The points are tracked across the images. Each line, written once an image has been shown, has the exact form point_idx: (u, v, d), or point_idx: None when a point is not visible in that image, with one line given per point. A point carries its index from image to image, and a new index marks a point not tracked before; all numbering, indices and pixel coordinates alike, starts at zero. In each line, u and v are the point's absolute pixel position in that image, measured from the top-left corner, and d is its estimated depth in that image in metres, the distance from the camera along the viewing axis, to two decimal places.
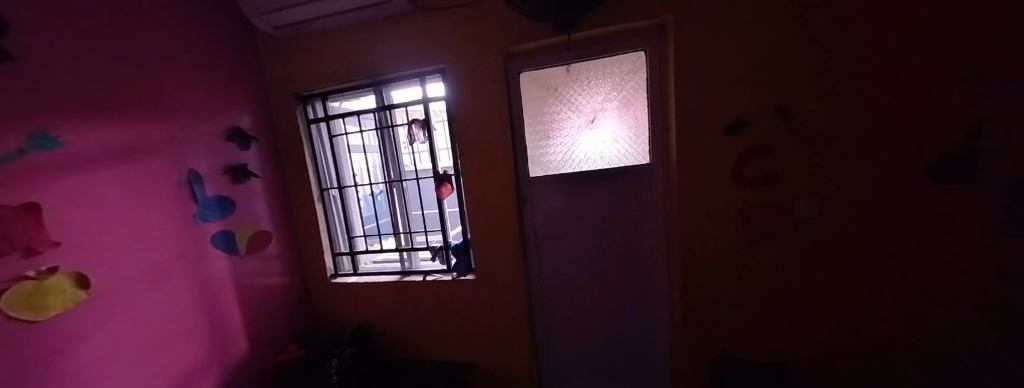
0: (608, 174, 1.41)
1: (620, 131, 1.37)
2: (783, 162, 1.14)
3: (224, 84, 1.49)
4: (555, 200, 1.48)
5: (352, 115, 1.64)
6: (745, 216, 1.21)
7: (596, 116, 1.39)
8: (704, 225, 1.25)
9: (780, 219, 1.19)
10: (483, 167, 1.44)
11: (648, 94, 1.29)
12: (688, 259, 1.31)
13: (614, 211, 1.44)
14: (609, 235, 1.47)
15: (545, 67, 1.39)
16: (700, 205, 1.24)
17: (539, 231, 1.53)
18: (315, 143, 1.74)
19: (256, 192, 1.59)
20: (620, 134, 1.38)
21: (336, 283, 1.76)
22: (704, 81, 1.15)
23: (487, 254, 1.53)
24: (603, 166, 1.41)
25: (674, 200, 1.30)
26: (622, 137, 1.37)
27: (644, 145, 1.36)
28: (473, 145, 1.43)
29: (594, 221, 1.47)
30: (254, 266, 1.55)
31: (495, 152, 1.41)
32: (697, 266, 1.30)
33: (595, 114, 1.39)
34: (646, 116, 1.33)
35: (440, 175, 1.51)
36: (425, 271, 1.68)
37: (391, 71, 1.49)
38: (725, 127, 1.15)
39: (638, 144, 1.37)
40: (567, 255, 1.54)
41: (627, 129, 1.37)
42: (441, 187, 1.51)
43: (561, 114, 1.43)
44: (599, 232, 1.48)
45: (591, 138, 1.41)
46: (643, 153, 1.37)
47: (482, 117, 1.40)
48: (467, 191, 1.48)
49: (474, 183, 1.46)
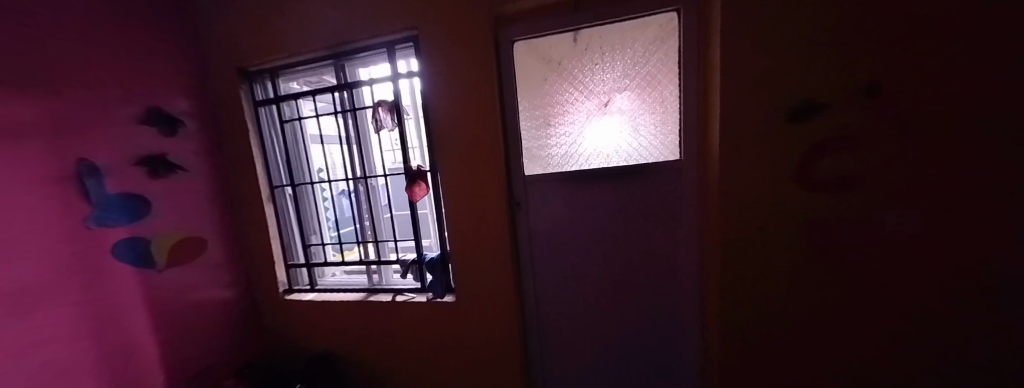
0: (625, 172, 1.10)
1: (639, 119, 1.07)
2: (876, 161, 0.82)
3: (142, 55, 1.19)
4: (557, 205, 1.17)
5: (306, 96, 1.32)
6: (813, 232, 0.90)
7: (609, 99, 1.08)
8: (754, 241, 0.95)
9: (868, 240, 0.86)
10: (466, 162, 1.14)
11: (682, 69, 0.98)
12: (730, 286, 1.00)
13: (632, 221, 1.14)
14: (623, 249, 1.18)
15: (545, 34, 1.07)
16: (750, 214, 0.93)
17: (536, 243, 1.23)
18: (265, 129, 1.42)
19: (188, 188, 1.27)
20: (640, 123, 1.07)
21: (289, 301, 1.44)
22: (766, 49, 0.83)
23: (471, 270, 1.22)
24: (617, 163, 1.10)
25: (712, 209, 1.00)
26: (643, 126, 1.07)
27: (673, 137, 1.05)
28: (454, 134, 1.13)
29: (606, 232, 1.17)
30: (182, 281, 1.24)
31: (482, 142, 1.11)
32: (743, 296, 0.99)
33: (609, 96, 1.08)
34: (677, 97, 1.02)
35: (411, 171, 1.20)
36: (395, 289, 1.36)
37: (352, 39, 1.18)
38: (792, 110, 0.85)
39: (664, 135, 1.06)
40: (570, 272, 1.23)
41: (649, 116, 1.06)
42: (413, 187, 1.20)
43: (565, 96, 1.12)
44: (611, 245, 1.18)
45: (602, 128, 1.10)
46: (672, 146, 1.06)
47: (466, 98, 1.09)
48: (445, 192, 1.18)
49: (454, 182, 1.16)
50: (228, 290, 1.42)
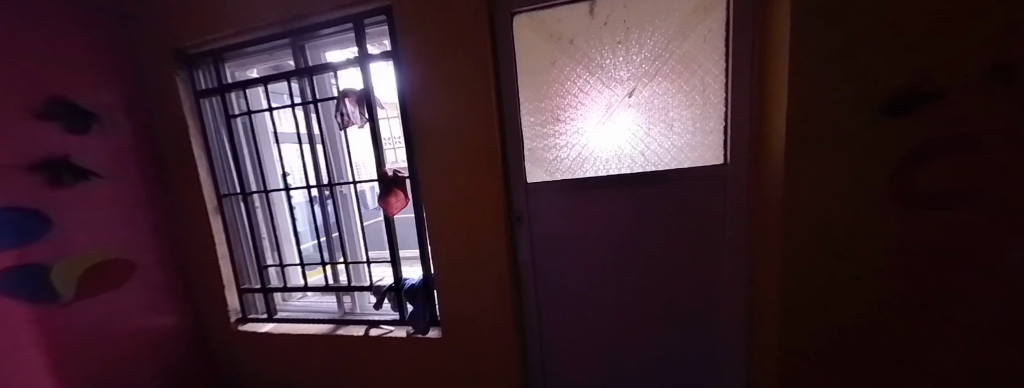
0: (656, 180, 0.86)
1: (673, 113, 0.83)
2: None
3: (48, 22, 0.90)
4: (566, 221, 0.94)
5: (255, 84, 1.06)
6: (917, 265, 0.66)
7: (635, 87, 0.84)
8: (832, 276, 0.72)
9: (1001, 282, 0.61)
10: (453, 167, 0.90)
11: (733, 47, 0.75)
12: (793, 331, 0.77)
13: (661, 240, 0.90)
14: (650, 276, 0.94)
15: (556, 4, 0.84)
16: (828, 239, 0.71)
17: (541, 269, 0.98)
18: (209, 125, 1.15)
19: (106, 199, 1.00)
20: (673, 118, 0.84)
21: (244, 331, 1.19)
22: (873, 10, 0.59)
23: (460, 301, 0.98)
24: (644, 169, 0.87)
25: (771, 228, 0.77)
26: (678, 121, 0.83)
27: (716, 135, 0.82)
28: (439, 131, 0.89)
29: (629, 254, 0.93)
30: (94, 317, 0.97)
31: (473, 143, 0.88)
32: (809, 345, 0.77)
33: (634, 83, 0.84)
34: (725, 84, 0.79)
35: (388, 177, 0.96)
36: (369, 322, 1.09)
37: (312, 9, 0.91)
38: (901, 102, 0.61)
39: (704, 134, 0.82)
40: (584, 304, 0.99)
41: (686, 108, 0.83)
42: (390, 196, 0.95)
43: (577, 83, 0.88)
44: (635, 270, 0.94)
45: (625, 124, 0.87)
46: (716, 147, 0.83)
47: (457, 85, 0.86)
48: (427, 204, 0.94)
49: (440, 190, 0.93)
50: (162, 321, 1.15)
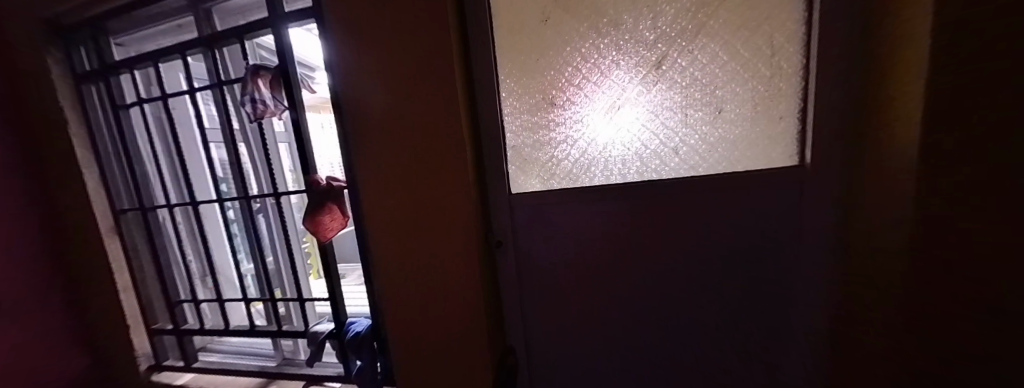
0: (703, 189, 0.57)
1: (722, 92, 0.57)
2: None
3: None
4: (568, 249, 0.66)
5: (145, 62, 0.78)
6: None
7: (665, 56, 0.57)
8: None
9: None
10: (403, 174, 0.62)
11: None
12: None
13: (713, 277, 0.61)
14: (695, 327, 0.64)
15: None
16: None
17: (531, 311, 0.71)
18: (96, 118, 0.87)
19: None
20: (722, 99, 0.57)
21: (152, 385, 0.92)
22: None
23: (421, 359, 0.70)
24: (678, 174, 0.60)
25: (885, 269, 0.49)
26: (730, 104, 0.57)
27: (790, 123, 0.54)
28: (380, 122, 0.61)
29: (663, 295, 0.64)
30: None
31: (429, 139, 0.60)
32: None
33: (665, 50, 0.57)
34: (807, 44, 0.51)
35: (316, 188, 0.68)
36: (306, 377, 0.82)
37: None
38: None
39: (770, 121, 0.55)
40: (595, 361, 0.71)
41: (743, 84, 0.56)
42: (320, 214, 0.67)
43: (581, 51, 0.61)
44: (671, 318, 0.65)
45: (650, 111, 0.60)
46: (789, 142, 0.55)
47: (404, 56, 0.58)
48: (370, 226, 0.66)
49: (386, 209, 0.65)
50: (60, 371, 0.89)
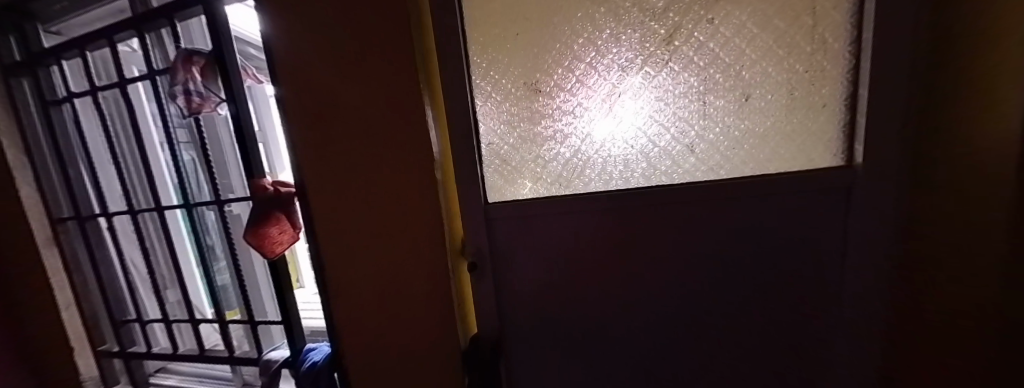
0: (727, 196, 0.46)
1: (749, 74, 0.46)
2: None
3: None
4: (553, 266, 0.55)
5: (72, 49, 0.67)
6: None
7: (678, 28, 0.46)
8: None
9: None
10: (359, 180, 0.52)
11: None
12: None
13: (735, 301, 0.50)
14: (713, 355, 0.54)
15: None
16: None
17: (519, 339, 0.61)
18: (27, 115, 0.76)
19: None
20: (750, 83, 0.46)
21: None
22: None
23: None
24: (693, 176, 0.50)
25: None
26: (759, 89, 0.46)
27: (836, 111, 0.44)
28: (329, 118, 0.51)
29: (670, 318, 0.54)
30: None
31: (388, 135, 0.49)
32: None
33: (678, 21, 0.46)
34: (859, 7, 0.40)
35: (262, 194, 0.57)
36: None
37: None
38: None
39: (805, 113, 0.45)
40: None
41: (778, 63, 0.45)
42: (264, 225, 0.56)
43: (573, 23, 0.50)
44: (683, 346, 0.55)
45: (659, 99, 0.49)
46: (832, 136, 0.44)
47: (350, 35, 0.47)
48: (324, 239, 0.56)
49: (341, 221, 0.54)
50: None
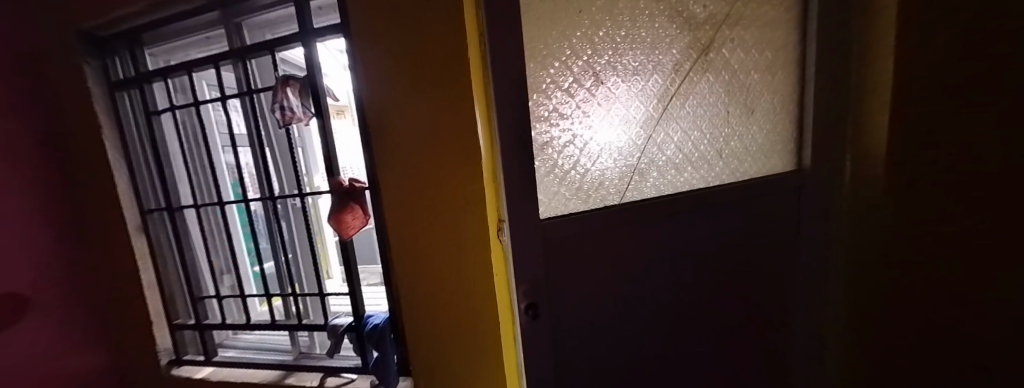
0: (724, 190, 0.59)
1: (752, 88, 0.66)
2: None
3: None
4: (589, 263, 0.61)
5: (178, 71, 0.84)
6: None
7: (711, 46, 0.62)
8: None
9: None
10: (427, 173, 0.69)
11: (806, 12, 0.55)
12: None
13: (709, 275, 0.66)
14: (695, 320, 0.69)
15: None
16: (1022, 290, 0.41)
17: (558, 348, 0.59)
18: (127, 124, 0.92)
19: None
20: (753, 97, 0.66)
21: (173, 379, 0.95)
22: None
23: (436, 347, 0.75)
24: (706, 172, 0.65)
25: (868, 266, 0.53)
26: (756, 103, 0.66)
27: (786, 128, 0.68)
28: (402, 131, 0.68)
29: (665, 296, 0.66)
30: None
31: (448, 144, 0.66)
32: None
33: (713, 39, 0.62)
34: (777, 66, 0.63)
35: (339, 188, 0.73)
36: (324, 367, 0.87)
37: None
38: None
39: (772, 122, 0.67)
40: None
41: (767, 83, 0.66)
42: (343, 213, 0.72)
43: (637, 29, 0.59)
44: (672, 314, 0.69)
45: (698, 102, 0.64)
46: (783, 146, 0.68)
47: (420, 70, 0.64)
48: (392, 224, 0.72)
49: (406, 209, 0.71)
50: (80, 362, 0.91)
